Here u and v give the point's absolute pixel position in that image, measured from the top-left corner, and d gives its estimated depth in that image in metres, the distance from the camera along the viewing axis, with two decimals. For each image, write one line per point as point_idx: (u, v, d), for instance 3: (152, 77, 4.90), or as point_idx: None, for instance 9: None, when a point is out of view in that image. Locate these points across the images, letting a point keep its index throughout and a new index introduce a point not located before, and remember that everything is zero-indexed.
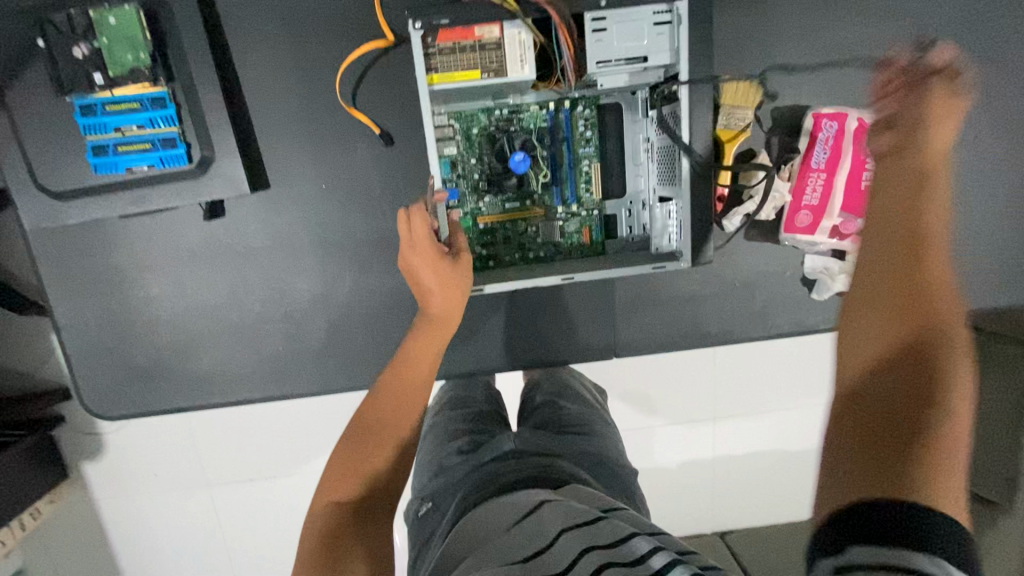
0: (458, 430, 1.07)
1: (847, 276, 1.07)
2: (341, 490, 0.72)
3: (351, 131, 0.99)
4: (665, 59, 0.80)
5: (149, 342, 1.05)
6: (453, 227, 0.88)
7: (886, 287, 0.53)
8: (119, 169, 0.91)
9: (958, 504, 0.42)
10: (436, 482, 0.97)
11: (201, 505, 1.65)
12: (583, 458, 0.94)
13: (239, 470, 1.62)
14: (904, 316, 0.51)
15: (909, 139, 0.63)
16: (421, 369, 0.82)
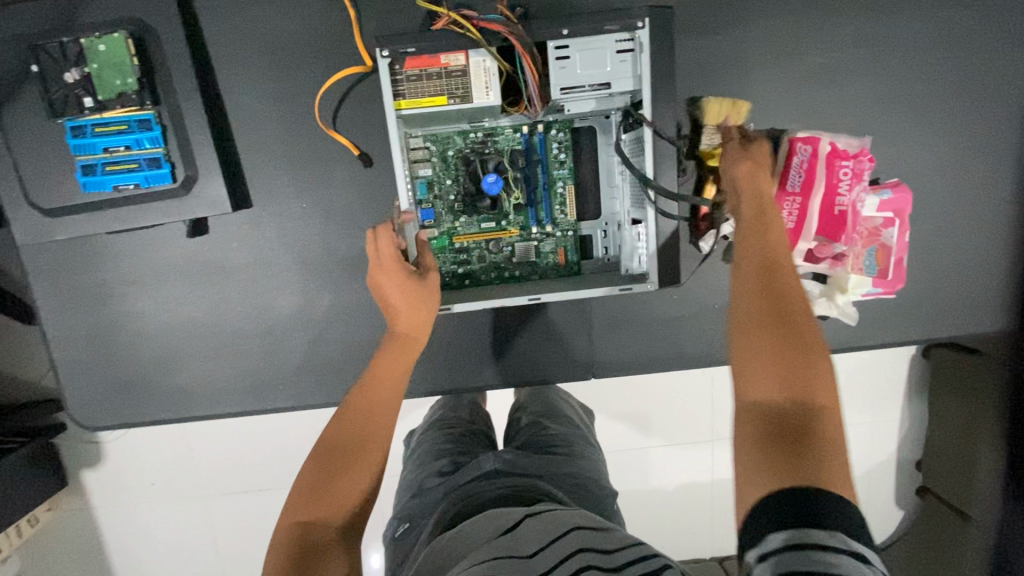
0: (441, 450, 1.11)
1: (826, 299, 1.07)
2: (308, 512, 0.68)
3: (331, 152, 1.02)
4: (629, 86, 0.82)
5: (133, 355, 1.08)
6: (422, 246, 0.89)
7: (765, 310, 0.65)
8: (107, 187, 0.95)
9: (846, 483, 0.53)
10: (415, 503, 1.00)
11: (192, 518, 1.67)
12: (560, 480, 0.98)
13: (230, 483, 1.63)
14: (777, 331, 0.63)
15: (750, 189, 0.78)
16: (388, 385, 0.79)
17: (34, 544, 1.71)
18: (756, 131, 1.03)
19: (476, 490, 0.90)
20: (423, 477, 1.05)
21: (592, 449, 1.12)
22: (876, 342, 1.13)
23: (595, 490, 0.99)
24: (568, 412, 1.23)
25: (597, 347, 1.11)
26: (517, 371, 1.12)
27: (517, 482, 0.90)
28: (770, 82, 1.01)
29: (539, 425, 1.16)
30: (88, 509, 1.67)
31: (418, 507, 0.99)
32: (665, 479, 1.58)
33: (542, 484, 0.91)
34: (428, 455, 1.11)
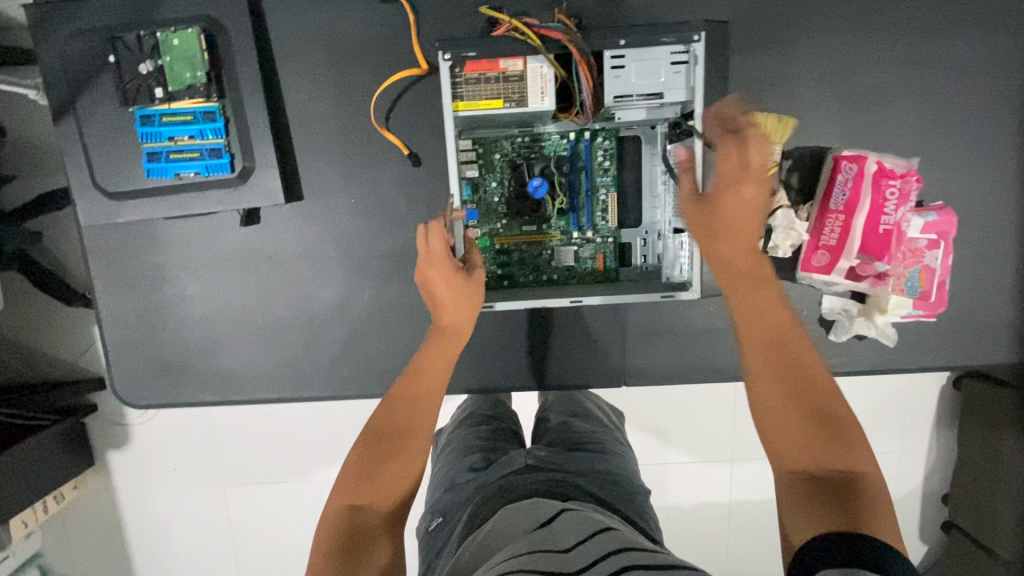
0: (471, 446, 1.13)
1: (865, 318, 1.07)
2: (354, 497, 0.71)
3: (382, 151, 1.05)
4: (682, 96, 0.83)
5: (179, 338, 1.11)
6: (470, 244, 0.91)
7: (783, 365, 0.68)
8: (169, 174, 1.00)
9: (886, 529, 0.57)
10: (448, 498, 1.03)
11: (214, 504, 1.70)
12: (593, 477, 1.00)
13: (253, 472, 1.66)
14: (797, 388, 0.66)
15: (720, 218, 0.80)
16: (430, 377, 0.81)
17: (60, 520, 1.76)
18: (800, 147, 1.04)
19: (511, 486, 0.92)
20: (455, 472, 1.08)
21: (621, 447, 1.14)
22: (913, 366, 1.12)
23: (627, 488, 1.00)
24: (595, 412, 1.25)
25: (629, 355, 1.12)
26: (548, 375, 1.13)
27: (552, 479, 0.92)
28: (817, 100, 1.02)
29: (568, 423, 1.18)
30: (115, 488, 1.71)
31: (451, 502, 1.02)
32: (684, 496, 1.56)
33: (577, 481, 0.93)
34: (459, 452, 1.14)
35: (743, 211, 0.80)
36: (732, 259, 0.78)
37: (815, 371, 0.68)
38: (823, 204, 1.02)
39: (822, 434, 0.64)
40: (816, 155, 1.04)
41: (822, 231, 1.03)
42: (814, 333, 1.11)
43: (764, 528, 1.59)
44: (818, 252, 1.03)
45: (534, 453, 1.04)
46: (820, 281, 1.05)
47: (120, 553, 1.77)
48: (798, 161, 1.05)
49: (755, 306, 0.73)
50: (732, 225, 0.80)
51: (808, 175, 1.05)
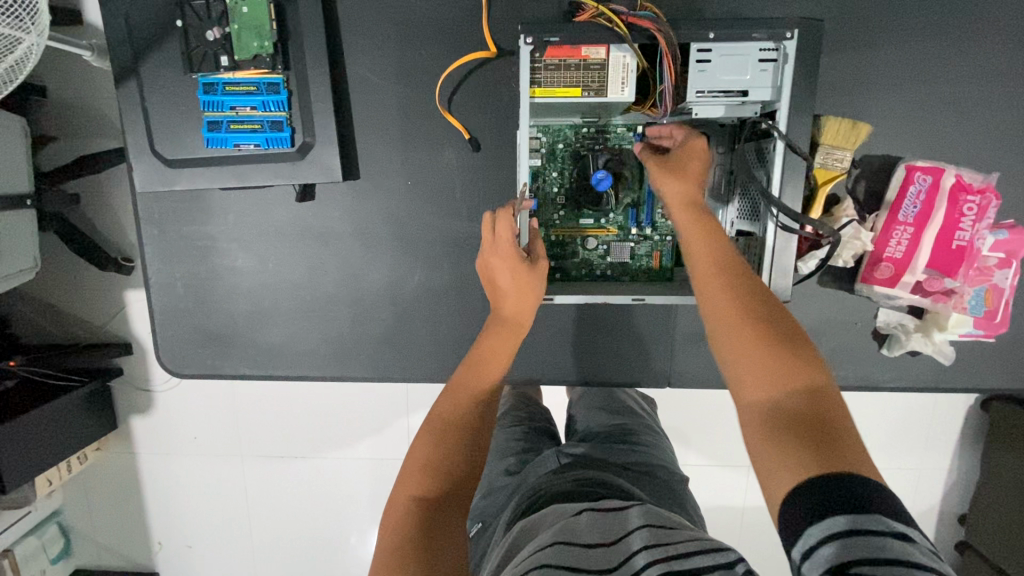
0: (507, 449, 1.19)
1: (922, 335, 1.05)
2: (422, 487, 0.72)
3: (442, 132, 1.03)
4: (766, 96, 0.81)
5: (225, 308, 1.11)
6: (534, 234, 0.93)
7: (753, 317, 0.68)
8: (228, 145, 0.99)
9: (871, 465, 0.56)
10: (487, 502, 1.08)
11: (233, 475, 1.72)
12: (627, 470, 0.99)
13: (276, 446, 1.68)
14: (766, 336, 0.66)
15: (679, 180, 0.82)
16: (491, 365, 0.86)
17: (82, 479, 1.78)
18: (871, 155, 1.02)
19: (544, 487, 0.92)
20: (494, 475, 1.13)
21: (656, 437, 1.13)
22: (963, 386, 1.10)
23: (663, 479, 0.99)
24: (627, 402, 1.24)
25: (675, 356, 1.11)
26: (592, 371, 1.12)
27: (583, 478, 0.91)
28: (893, 107, 0.99)
29: (599, 418, 1.19)
30: (139, 453, 1.73)
31: (490, 508, 1.07)
32: (704, 499, 1.55)
33: (608, 477, 0.91)
34: (495, 455, 1.19)
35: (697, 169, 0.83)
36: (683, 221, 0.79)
37: (782, 320, 0.68)
38: (892, 215, 0.99)
39: (793, 371, 0.63)
40: (887, 164, 1.02)
41: (887, 243, 1.00)
42: (865, 346, 1.10)
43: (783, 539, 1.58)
44: (881, 264, 1.01)
45: (566, 452, 1.05)
46: (881, 294, 1.03)
47: (141, 516, 1.80)
48: (867, 169, 1.02)
49: (703, 266, 0.74)
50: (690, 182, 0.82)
51: (876, 185, 1.03)
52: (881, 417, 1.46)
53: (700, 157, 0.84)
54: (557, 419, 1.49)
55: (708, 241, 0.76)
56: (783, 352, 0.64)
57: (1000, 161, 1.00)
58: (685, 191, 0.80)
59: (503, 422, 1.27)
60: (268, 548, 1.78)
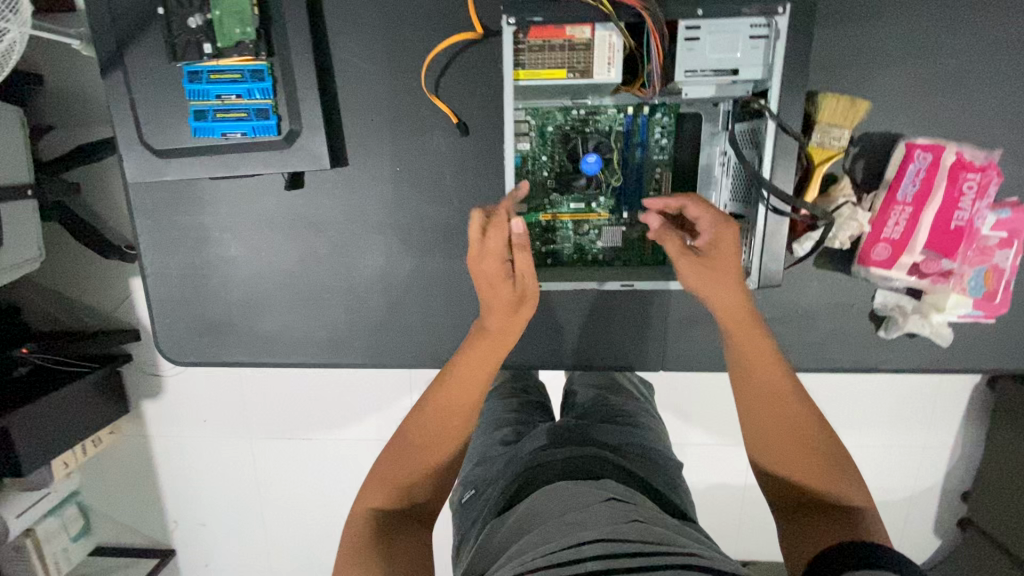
0: (502, 420, 1.19)
1: (919, 316, 1.03)
2: (382, 500, 0.83)
3: (430, 117, 1.02)
4: (757, 74, 0.79)
5: (221, 297, 1.12)
6: (522, 247, 0.87)
7: (788, 421, 0.81)
8: (216, 134, 0.98)
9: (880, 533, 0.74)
10: (479, 470, 1.08)
11: (242, 456, 1.76)
12: (623, 448, 1.00)
13: (280, 428, 1.71)
14: (797, 438, 0.80)
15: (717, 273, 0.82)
16: (461, 383, 0.88)
17: (97, 461, 1.84)
18: (871, 133, 0.99)
19: (540, 461, 0.93)
20: (487, 445, 1.13)
21: (651, 420, 1.15)
22: (962, 367, 1.09)
23: (657, 459, 1.01)
24: (623, 384, 1.26)
25: (668, 337, 1.10)
26: (587, 354, 1.12)
27: (582, 454, 0.93)
28: (895, 82, 0.95)
29: (596, 397, 1.20)
30: (152, 436, 1.78)
31: (481, 475, 1.07)
32: (702, 477, 1.57)
33: (605, 456, 0.93)
34: (489, 425, 1.19)
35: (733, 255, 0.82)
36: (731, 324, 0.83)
37: (809, 415, 0.81)
38: (890, 194, 0.98)
39: (818, 466, 0.79)
40: (886, 142, 0.99)
41: (885, 224, 0.99)
42: (862, 328, 1.09)
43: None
44: (879, 245, 0.99)
45: (562, 427, 1.06)
46: (878, 275, 1.02)
47: (155, 497, 1.86)
48: (866, 148, 0.99)
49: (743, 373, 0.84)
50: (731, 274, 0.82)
51: (875, 163, 1.00)
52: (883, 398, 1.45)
53: (731, 250, 0.82)
54: (556, 402, 1.50)
55: (760, 345, 0.82)
56: (809, 444, 0.80)
57: (1006, 137, 0.97)
58: (733, 291, 0.82)
59: (498, 396, 1.28)
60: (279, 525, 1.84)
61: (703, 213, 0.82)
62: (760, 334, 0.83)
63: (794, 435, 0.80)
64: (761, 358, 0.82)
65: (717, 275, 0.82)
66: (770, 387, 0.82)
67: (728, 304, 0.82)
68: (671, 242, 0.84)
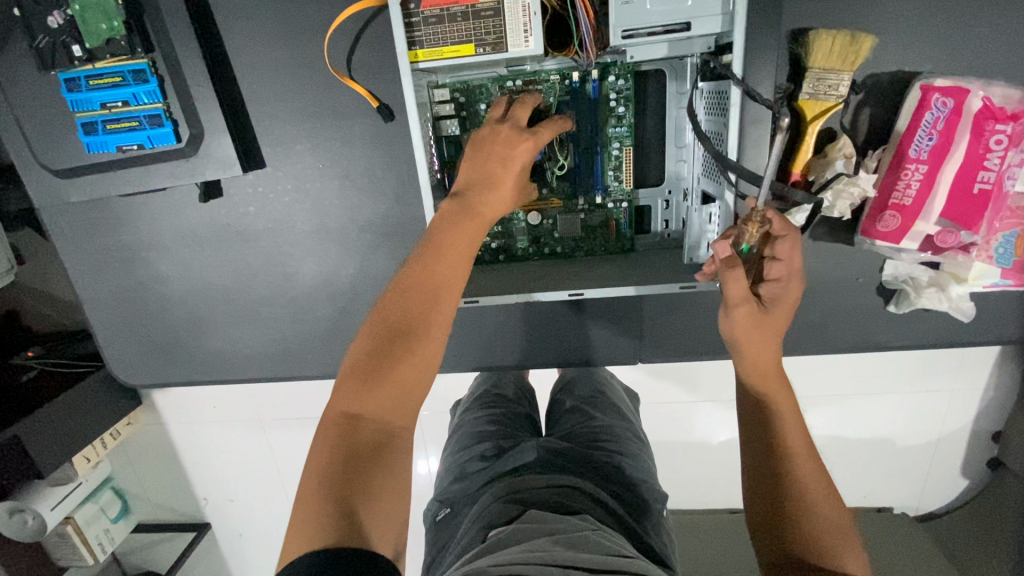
0: (483, 434, 1.14)
1: (935, 290, 0.89)
2: (356, 403, 0.60)
3: (348, 103, 0.88)
4: (715, 28, 0.61)
5: (163, 318, 1.05)
6: (525, 106, 0.74)
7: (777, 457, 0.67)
8: (111, 148, 0.87)
9: None
10: (457, 488, 1.03)
11: (223, 455, 1.58)
12: (609, 481, 0.96)
13: (291, 425, 1.49)
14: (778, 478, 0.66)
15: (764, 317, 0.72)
16: (456, 250, 0.68)
17: (123, 449, 1.62)
18: (874, 74, 0.81)
19: (523, 487, 0.89)
20: (466, 462, 1.08)
21: (640, 445, 1.10)
22: (987, 339, 0.94)
23: (642, 496, 0.96)
24: (615, 399, 1.20)
25: (647, 325, 1.04)
26: (553, 351, 1.08)
27: (563, 486, 0.88)
28: (898, 13, 0.78)
29: (583, 415, 1.15)
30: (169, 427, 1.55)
31: (459, 493, 1.03)
32: (714, 434, 1.40)
33: (587, 488, 0.89)
34: (470, 438, 1.15)
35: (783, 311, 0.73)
36: (754, 358, 0.71)
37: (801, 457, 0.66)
38: (900, 150, 0.81)
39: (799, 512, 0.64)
40: (891, 86, 0.82)
41: (894, 187, 0.82)
42: (866, 303, 0.96)
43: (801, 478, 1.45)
44: (885, 213, 0.83)
45: (545, 446, 1.02)
46: (885, 247, 0.86)
47: (182, 487, 1.67)
48: (868, 93, 0.82)
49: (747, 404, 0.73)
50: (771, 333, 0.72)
51: (880, 112, 0.83)
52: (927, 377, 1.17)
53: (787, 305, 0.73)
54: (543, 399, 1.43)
55: (783, 401, 0.70)
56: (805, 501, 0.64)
57: None
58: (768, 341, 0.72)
59: (481, 405, 1.23)
60: (264, 528, 1.71)
61: (790, 254, 0.72)
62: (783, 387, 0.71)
63: (800, 499, 0.64)
64: (783, 416, 0.69)
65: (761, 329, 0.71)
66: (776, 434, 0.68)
67: (759, 355, 0.71)
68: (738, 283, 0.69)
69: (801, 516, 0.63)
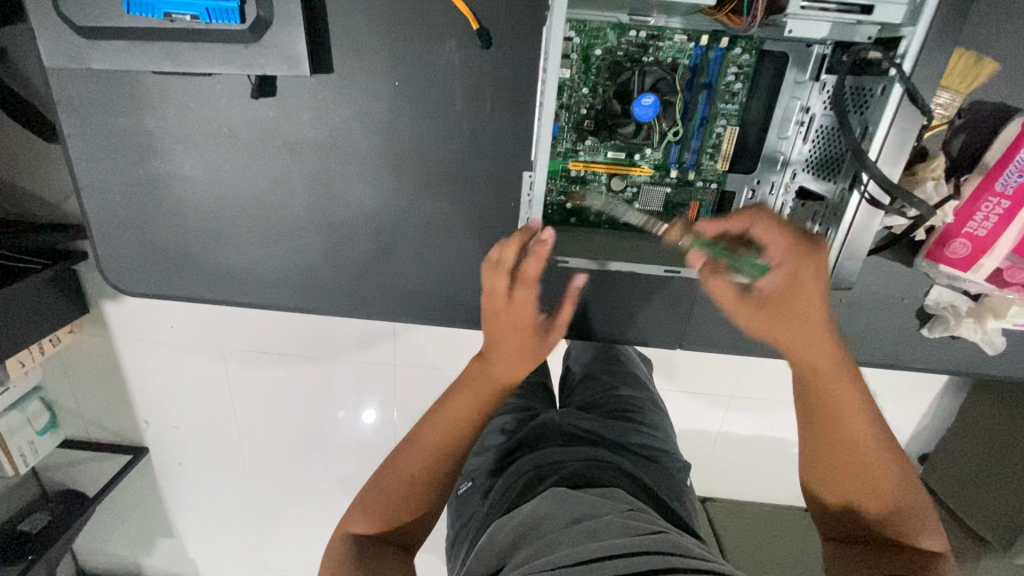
0: (502, 406, 1.11)
1: (975, 322, 0.92)
2: (363, 525, 0.74)
3: (442, 19, 0.79)
4: (894, 18, 0.60)
5: (174, 222, 0.92)
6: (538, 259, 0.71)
7: (832, 438, 0.68)
8: (157, 13, 0.73)
9: (926, 531, 0.68)
10: (479, 461, 1.00)
11: (183, 383, 1.43)
12: (634, 453, 0.97)
13: (276, 360, 1.38)
14: (837, 457, 0.68)
15: (777, 314, 0.64)
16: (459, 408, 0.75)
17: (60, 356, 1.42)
18: (982, 101, 0.82)
19: (551, 459, 0.87)
20: (485, 434, 1.05)
21: (660, 416, 1.12)
22: (1005, 375, 1.00)
23: (669, 470, 0.98)
24: (632, 369, 1.22)
25: (694, 316, 1.00)
26: (595, 328, 1.01)
27: (592, 458, 0.87)
28: (1018, 44, 0.78)
29: (603, 384, 1.16)
30: (117, 343, 1.38)
31: (480, 466, 1.00)
32: (707, 421, 1.42)
33: (618, 461, 0.88)
34: None
35: (807, 299, 0.63)
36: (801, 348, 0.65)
37: (857, 431, 0.67)
38: (986, 182, 0.82)
39: (861, 481, 0.68)
40: (992, 118, 0.83)
41: (971, 217, 0.83)
42: (907, 325, 0.98)
43: (777, 473, 1.52)
44: (956, 240, 0.85)
45: (570, 422, 1.01)
46: (944, 273, 0.89)
47: (126, 409, 1.49)
48: (970, 120, 0.83)
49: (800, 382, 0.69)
50: (800, 323, 0.64)
51: (974, 141, 0.84)
52: (902, 388, 1.26)
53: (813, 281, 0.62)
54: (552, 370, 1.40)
55: (844, 389, 0.67)
56: (864, 470, 0.68)
57: None
58: (816, 327, 0.64)
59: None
60: (212, 465, 1.57)
61: (770, 243, 0.62)
62: (841, 368, 0.66)
63: (870, 480, 0.68)
64: (840, 396, 0.67)
65: (793, 319, 0.64)
66: (838, 415, 0.67)
67: (811, 348, 0.65)
68: (721, 288, 0.66)
69: (867, 493, 0.68)
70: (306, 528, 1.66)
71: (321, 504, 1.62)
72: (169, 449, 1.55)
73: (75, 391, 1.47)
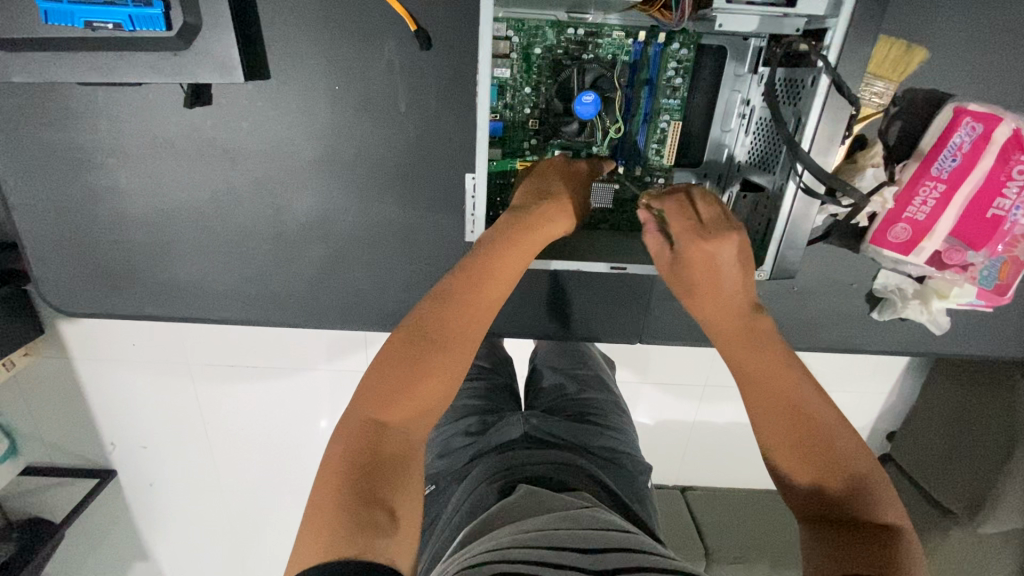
0: (468, 408, 1.10)
1: (919, 303, 0.94)
2: (381, 412, 0.59)
3: (380, 21, 0.78)
4: (818, 10, 0.62)
5: (113, 238, 0.89)
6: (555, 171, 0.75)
7: (770, 385, 0.64)
8: (77, 23, 0.70)
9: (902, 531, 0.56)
10: (444, 463, 0.99)
11: (145, 402, 1.39)
12: (595, 455, 0.97)
13: (240, 371, 1.34)
14: (779, 404, 0.63)
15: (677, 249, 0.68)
16: (495, 278, 0.68)
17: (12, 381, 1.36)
18: (915, 89, 0.84)
19: (518, 461, 0.86)
20: (450, 437, 1.04)
21: (624, 418, 1.12)
22: (952, 354, 1.02)
23: (633, 474, 0.98)
24: (597, 372, 1.22)
25: (651, 309, 1.00)
26: (554, 324, 1.00)
27: (557, 461, 0.86)
28: (944, 32, 0.81)
29: (567, 388, 1.16)
30: (73, 365, 1.33)
31: (445, 470, 0.98)
32: (677, 413, 1.43)
33: (582, 463, 0.87)
34: (453, 414, 1.11)
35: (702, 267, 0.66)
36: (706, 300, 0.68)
37: (794, 381, 0.63)
38: (923, 168, 0.84)
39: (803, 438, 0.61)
40: (927, 104, 0.85)
41: (910, 202, 0.85)
42: (857, 310, 1.00)
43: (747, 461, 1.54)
44: (897, 225, 0.87)
45: (537, 425, 1.00)
46: (889, 258, 0.90)
47: (84, 433, 1.44)
48: (905, 107, 0.85)
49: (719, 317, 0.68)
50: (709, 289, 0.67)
51: (911, 128, 0.86)
52: (862, 372, 1.29)
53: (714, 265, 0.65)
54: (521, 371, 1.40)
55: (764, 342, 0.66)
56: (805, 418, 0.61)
57: None
58: (726, 300, 0.67)
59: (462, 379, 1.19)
60: (180, 483, 1.53)
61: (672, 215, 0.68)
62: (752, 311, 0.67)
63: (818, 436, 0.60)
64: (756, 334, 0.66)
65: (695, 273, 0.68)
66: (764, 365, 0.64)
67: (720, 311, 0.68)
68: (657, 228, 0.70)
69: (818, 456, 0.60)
70: (279, 542, 1.62)
71: (294, 516, 1.59)
72: (134, 471, 1.50)
73: (28, 418, 1.41)
